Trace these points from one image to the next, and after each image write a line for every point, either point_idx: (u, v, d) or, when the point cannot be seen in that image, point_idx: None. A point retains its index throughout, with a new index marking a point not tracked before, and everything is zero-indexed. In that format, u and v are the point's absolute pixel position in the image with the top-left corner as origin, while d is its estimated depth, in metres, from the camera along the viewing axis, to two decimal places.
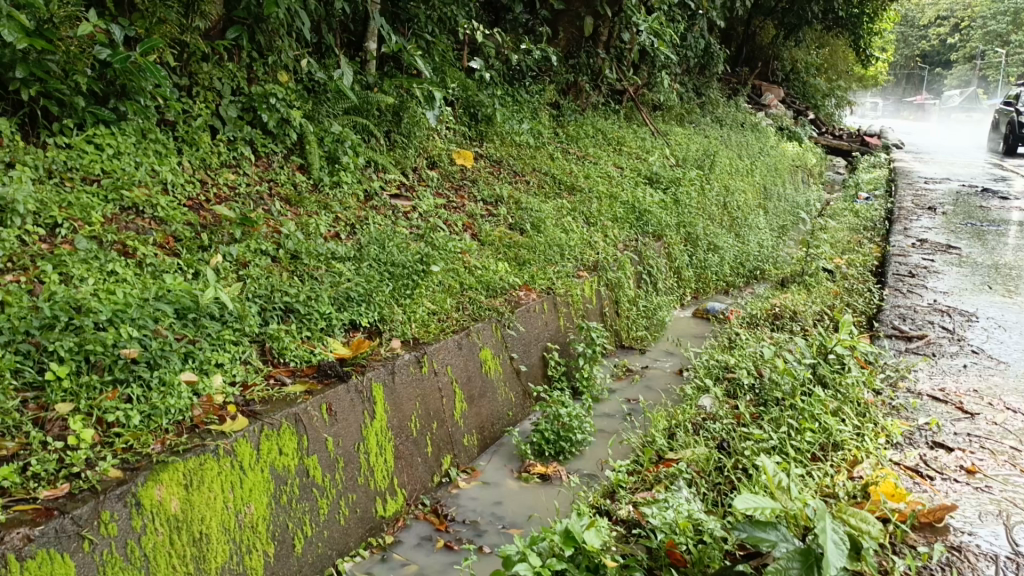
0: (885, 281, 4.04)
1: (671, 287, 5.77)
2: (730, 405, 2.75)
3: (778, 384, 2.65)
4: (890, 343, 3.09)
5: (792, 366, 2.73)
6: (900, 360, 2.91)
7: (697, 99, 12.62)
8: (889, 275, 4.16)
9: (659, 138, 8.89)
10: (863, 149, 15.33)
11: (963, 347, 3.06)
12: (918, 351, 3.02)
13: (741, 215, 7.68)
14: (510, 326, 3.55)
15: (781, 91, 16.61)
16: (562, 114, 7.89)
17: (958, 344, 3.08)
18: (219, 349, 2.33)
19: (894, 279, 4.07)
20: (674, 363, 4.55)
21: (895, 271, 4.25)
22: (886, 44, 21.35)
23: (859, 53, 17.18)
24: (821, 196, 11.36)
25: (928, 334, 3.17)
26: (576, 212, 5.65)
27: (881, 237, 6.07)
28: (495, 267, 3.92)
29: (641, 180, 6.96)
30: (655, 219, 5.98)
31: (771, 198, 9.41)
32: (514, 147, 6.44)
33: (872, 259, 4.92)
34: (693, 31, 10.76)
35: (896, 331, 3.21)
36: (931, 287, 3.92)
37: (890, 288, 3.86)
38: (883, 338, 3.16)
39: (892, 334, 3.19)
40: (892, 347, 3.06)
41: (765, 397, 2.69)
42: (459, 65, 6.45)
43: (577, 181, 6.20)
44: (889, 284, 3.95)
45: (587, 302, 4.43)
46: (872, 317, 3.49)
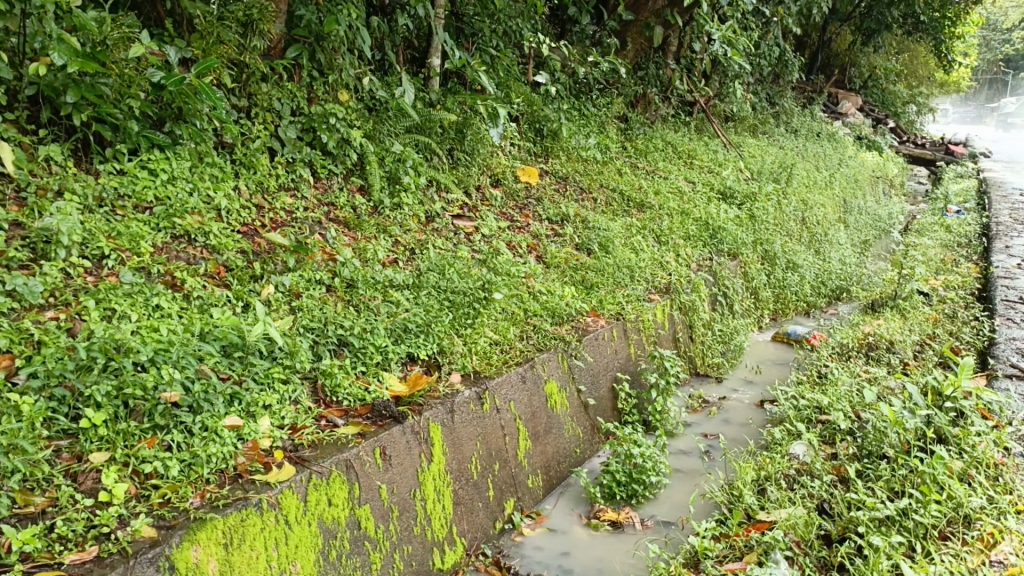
0: (995, 311, 3.69)
1: (747, 309, 5.46)
2: (825, 455, 2.50)
3: (884, 434, 2.37)
4: (1012, 388, 2.76)
5: (902, 414, 2.42)
6: None
7: (771, 109, 12.19)
8: (999, 305, 3.80)
9: (732, 150, 8.56)
10: (948, 158, 14.59)
11: None
12: None
13: (820, 230, 7.30)
14: (576, 356, 3.35)
15: (859, 99, 15.97)
16: (630, 128, 7.65)
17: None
18: (267, 390, 2.19)
19: (1005, 309, 3.71)
20: (754, 393, 4.26)
21: (1005, 298, 3.89)
22: (970, 49, 20.44)
23: (942, 58, 16.41)
24: (904, 209, 10.80)
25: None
26: (646, 230, 5.41)
27: (979, 257, 5.65)
28: (562, 292, 3.72)
29: (715, 195, 6.67)
30: (730, 237, 5.68)
31: (853, 211, 8.95)
32: (581, 162, 6.24)
33: (974, 282, 4.54)
34: (766, 39, 10.38)
35: (1017, 371, 2.89)
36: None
37: (1003, 320, 3.52)
38: (1002, 380, 2.83)
39: (1013, 375, 2.87)
40: (1015, 390, 2.74)
41: (869, 449, 2.41)
42: (524, 80, 6.29)
43: (647, 198, 5.96)
44: (1001, 316, 3.59)
45: (659, 328, 4.19)
46: (988, 356, 3.14)
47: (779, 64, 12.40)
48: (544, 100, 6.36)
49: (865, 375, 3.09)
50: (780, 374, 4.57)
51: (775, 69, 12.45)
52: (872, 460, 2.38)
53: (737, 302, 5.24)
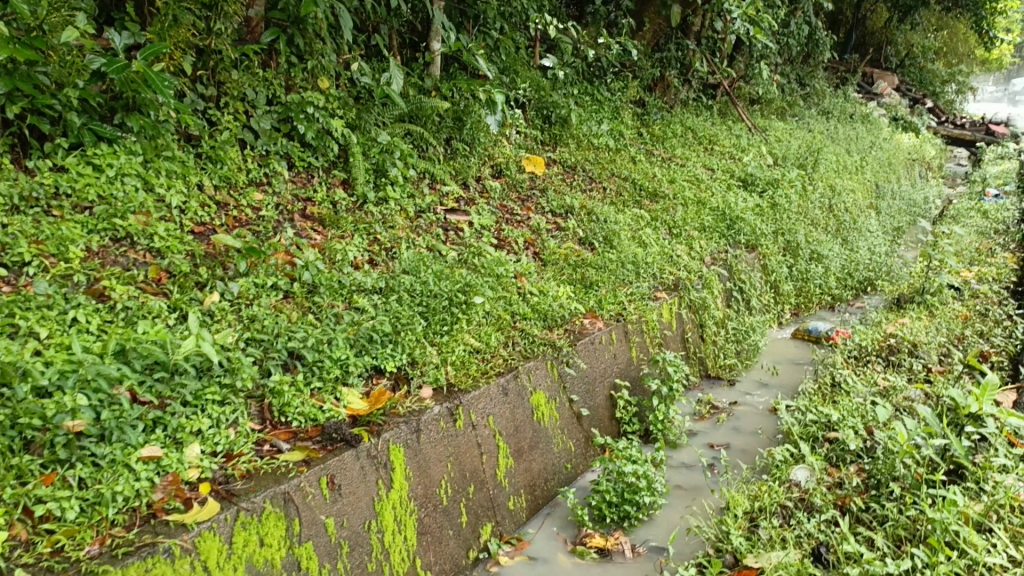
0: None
1: (766, 304, 5.15)
2: (828, 484, 2.24)
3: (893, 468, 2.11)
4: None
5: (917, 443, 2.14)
6: None
7: (801, 91, 11.74)
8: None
9: (756, 135, 8.19)
10: (989, 138, 13.97)
11: None
12: None
13: (849, 219, 6.93)
14: (568, 364, 3.09)
15: (894, 79, 15.38)
16: (648, 113, 7.33)
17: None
18: (198, 414, 1.98)
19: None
20: (769, 397, 3.96)
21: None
22: (1012, 25, 19.75)
23: (983, 35, 15.71)
24: (941, 193, 10.32)
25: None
26: (658, 222, 5.12)
27: (1017, 246, 5.24)
28: (556, 292, 3.46)
29: (735, 183, 6.34)
30: (748, 227, 5.37)
31: (885, 196, 8.53)
32: (592, 150, 5.95)
33: (1010, 276, 4.18)
34: (794, 17, 9.96)
35: None
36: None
37: None
38: None
39: None
40: None
41: (878, 476, 2.15)
42: (531, 64, 6.02)
43: (661, 187, 5.66)
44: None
45: (664, 329, 3.91)
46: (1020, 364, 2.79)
47: (809, 44, 11.91)
48: (553, 85, 6.08)
49: (883, 384, 2.80)
50: (798, 376, 4.26)
51: (805, 49, 11.97)
52: (881, 493, 2.11)
53: (754, 297, 4.93)
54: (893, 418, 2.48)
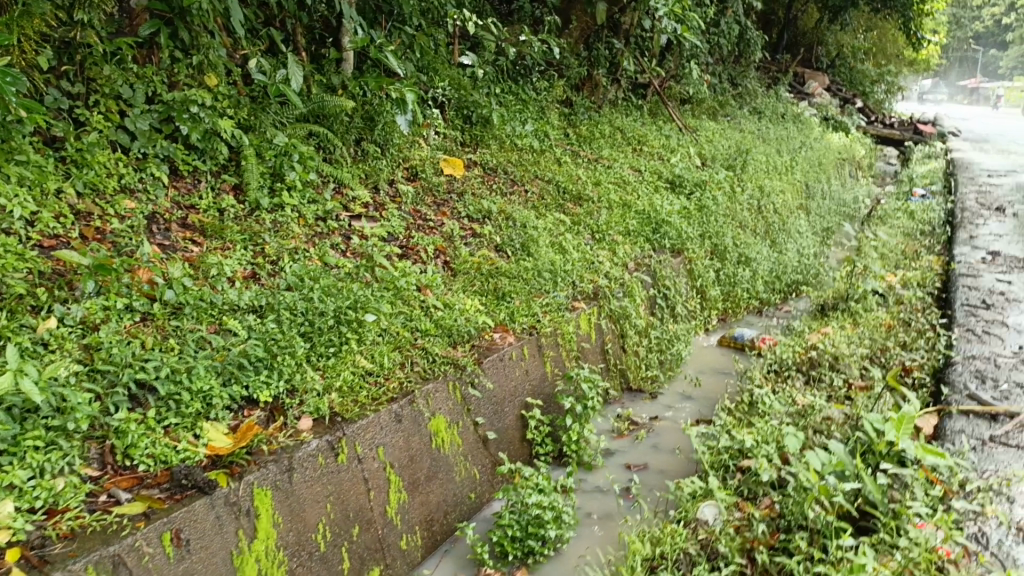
0: (953, 319, 3.22)
1: (691, 310, 5.05)
2: (737, 528, 2.10)
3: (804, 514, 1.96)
4: (967, 429, 2.33)
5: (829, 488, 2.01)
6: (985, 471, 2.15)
7: (733, 91, 11.78)
8: (956, 309, 3.33)
9: (686, 135, 8.12)
10: (915, 137, 14.26)
11: None
12: (1008, 446, 2.24)
13: (778, 220, 6.89)
14: (473, 384, 2.89)
15: (825, 78, 15.60)
16: (575, 113, 7.18)
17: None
18: (13, 463, 1.71)
19: (964, 316, 3.24)
20: (690, 410, 3.83)
21: (965, 302, 3.41)
22: (939, 26, 20.34)
23: (910, 35, 16.03)
24: (870, 193, 10.45)
25: (1018, 411, 2.38)
26: (580, 228, 4.96)
27: (941, 247, 5.19)
28: (462, 305, 3.26)
29: (664, 185, 6.22)
30: (674, 231, 5.25)
31: (815, 196, 8.53)
32: (515, 152, 5.77)
33: (932, 281, 4.09)
34: (724, 17, 9.95)
35: (976, 407, 2.42)
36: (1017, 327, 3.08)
37: (959, 331, 3.03)
38: (956, 421, 2.38)
39: (970, 414, 2.40)
40: (970, 438, 2.29)
41: (789, 522, 2.03)
42: (451, 62, 5.79)
43: (586, 190, 5.51)
44: (960, 326, 3.11)
45: (582, 341, 3.74)
46: (939, 379, 2.69)
47: (740, 44, 11.94)
48: (474, 84, 5.86)
49: (801, 403, 2.65)
50: (722, 386, 4.14)
51: (736, 49, 12.00)
52: (791, 540, 1.99)
53: (678, 304, 4.82)
54: (807, 442, 2.35)
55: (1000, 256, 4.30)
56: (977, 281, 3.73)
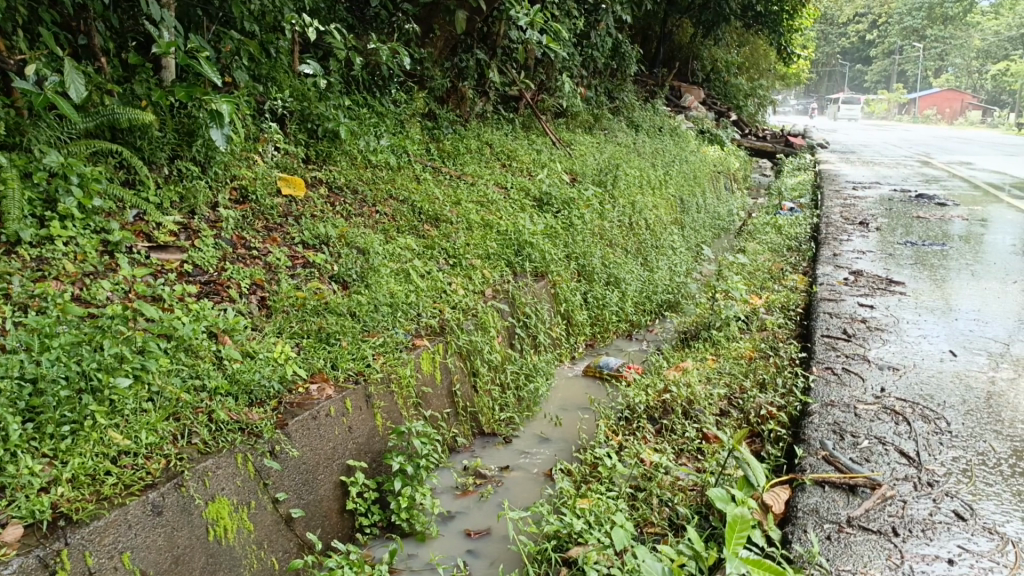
0: (813, 354, 2.96)
1: (555, 337, 4.73)
2: None
3: None
4: (821, 509, 1.95)
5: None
6: (840, 559, 1.74)
7: (610, 104, 11.72)
8: (817, 342, 3.08)
9: (559, 149, 7.89)
10: (787, 150, 14.65)
11: (938, 506, 1.92)
12: (870, 526, 1.86)
13: (650, 238, 6.71)
14: (271, 454, 2.40)
15: (701, 92, 15.88)
16: (438, 128, 6.80)
17: (931, 501, 1.94)
18: None
19: (824, 350, 2.98)
20: (547, 456, 3.45)
21: (826, 333, 3.17)
22: (806, 43, 21.25)
23: (780, 51, 16.52)
24: (744, 205, 10.55)
25: (880, 481, 2.02)
26: (434, 251, 4.56)
27: (807, 266, 5.07)
28: (269, 352, 2.76)
29: (530, 203, 5.91)
30: (536, 253, 4.93)
31: (690, 210, 8.46)
32: (368, 169, 5.33)
33: (797, 307, 3.88)
34: (596, 29, 9.82)
35: (837, 474, 2.07)
36: (878, 363, 2.82)
37: (819, 370, 2.78)
38: (808, 494, 2.02)
39: (831, 485, 2.04)
40: (825, 516, 1.92)
41: None
42: (292, 71, 5.29)
43: (444, 210, 5.12)
44: (818, 364, 2.85)
45: (423, 384, 3.31)
46: (797, 438, 2.36)
47: (615, 57, 11.91)
48: (321, 96, 5.39)
49: (646, 465, 2.35)
50: (584, 424, 3.79)
51: (612, 62, 11.97)
52: None
53: (540, 332, 4.48)
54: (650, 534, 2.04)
55: (862, 275, 4.16)
56: (839, 307, 3.52)
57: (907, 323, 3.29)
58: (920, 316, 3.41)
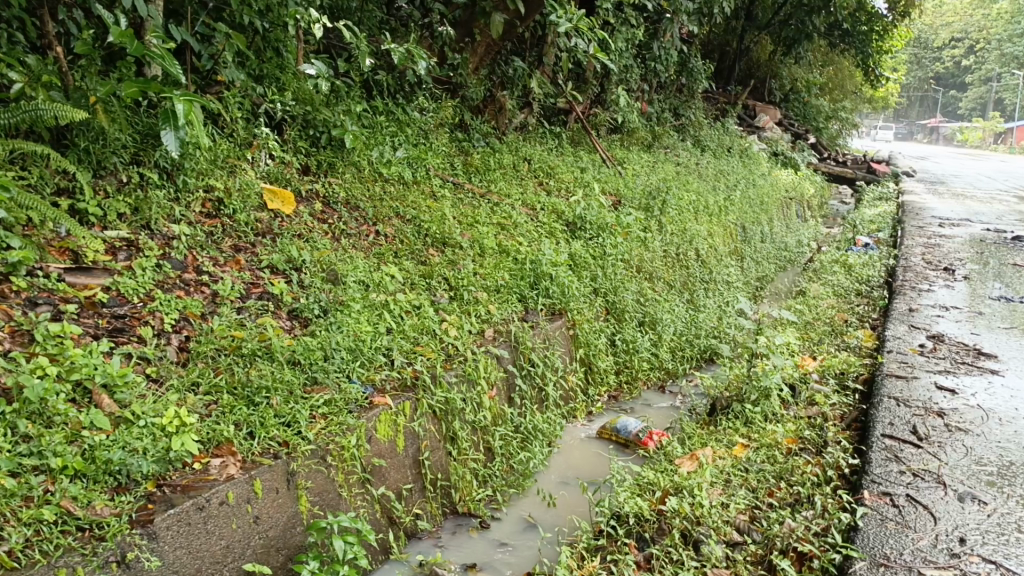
0: (867, 466, 2.21)
1: (568, 388, 4.07)
2: None
3: None
4: None
5: None
6: None
7: (675, 120, 10.98)
8: (875, 445, 2.32)
9: (607, 167, 7.23)
10: (868, 176, 13.61)
11: None
12: None
13: (699, 272, 6.00)
14: (119, 566, 1.82)
15: (777, 111, 14.93)
16: (469, 141, 6.24)
17: None
18: None
19: (883, 460, 2.22)
20: (527, 551, 2.78)
21: (889, 431, 2.41)
22: (895, 64, 20.09)
23: (866, 72, 15.45)
24: (815, 235, 9.66)
25: None
26: (432, 281, 3.98)
27: (876, 321, 4.26)
28: (159, 416, 2.18)
29: (562, 228, 5.28)
30: (553, 288, 4.32)
31: (752, 239, 7.68)
32: (376, 184, 4.81)
33: (857, 382, 3.11)
34: (660, 40, 9.12)
35: None
36: (957, 490, 2.06)
37: (874, 499, 2.04)
38: None
39: None
40: None
41: None
42: (297, 71, 4.78)
43: (455, 232, 4.53)
44: (873, 485, 2.10)
45: (377, 455, 2.68)
46: None
47: (682, 72, 11.17)
48: (329, 100, 4.87)
49: None
50: (583, 506, 3.11)
51: (679, 78, 11.22)
52: None
53: (548, 383, 3.82)
54: None
55: (943, 341, 3.34)
56: (910, 388, 2.74)
57: (1000, 420, 2.49)
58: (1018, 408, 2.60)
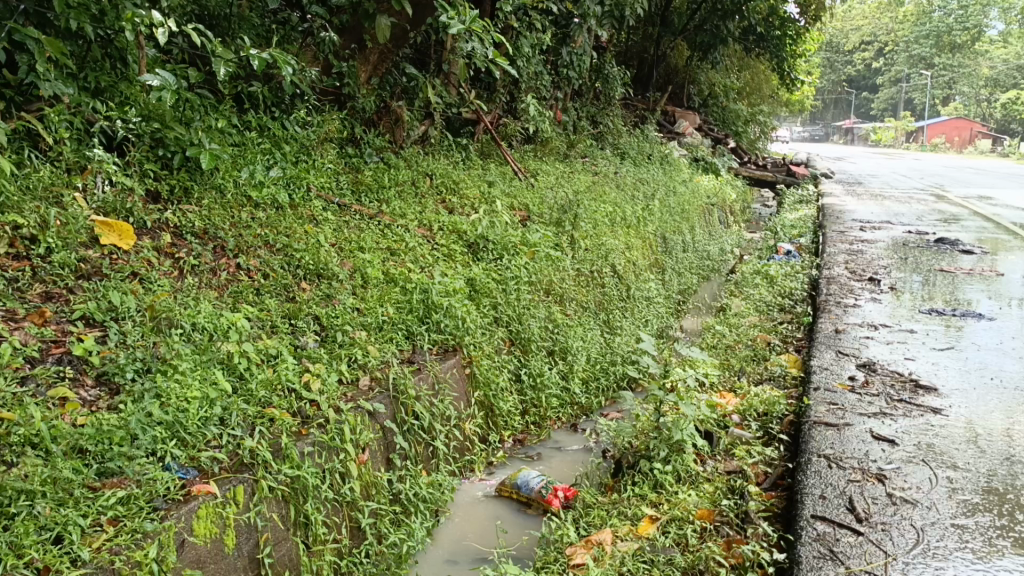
0: (797, 570, 1.73)
1: (464, 437, 3.55)
2: None
3: None
4: None
5: None
6: None
7: (593, 128, 10.60)
8: (804, 536, 1.85)
9: (517, 180, 6.75)
10: (787, 180, 13.51)
11: None
12: None
13: (615, 290, 5.57)
14: None
15: (697, 117, 14.76)
16: (361, 156, 5.68)
17: None
18: None
19: (816, 561, 1.75)
20: None
21: (820, 511, 1.94)
22: (810, 68, 20.37)
23: (781, 76, 15.45)
24: (739, 242, 9.40)
25: None
26: (297, 322, 3.40)
27: (801, 344, 3.86)
28: None
29: (462, 250, 4.76)
30: (445, 321, 3.79)
31: (673, 249, 7.32)
32: (242, 210, 4.21)
33: (784, 432, 2.66)
34: (570, 46, 8.73)
35: None
36: None
37: None
38: None
39: None
40: None
41: None
42: (143, 84, 4.17)
43: (332, 258, 3.97)
44: None
45: (194, 564, 2.11)
46: None
47: (598, 78, 10.83)
48: (183, 116, 4.27)
49: None
50: None
51: (595, 84, 10.87)
52: None
53: (436, 437, 3.28)
54: None
55: (875, 373, 2.93)
56: (842, 443, 2.30)
57: (952, 482, 2.04)
58: (969, 460, 2.17)
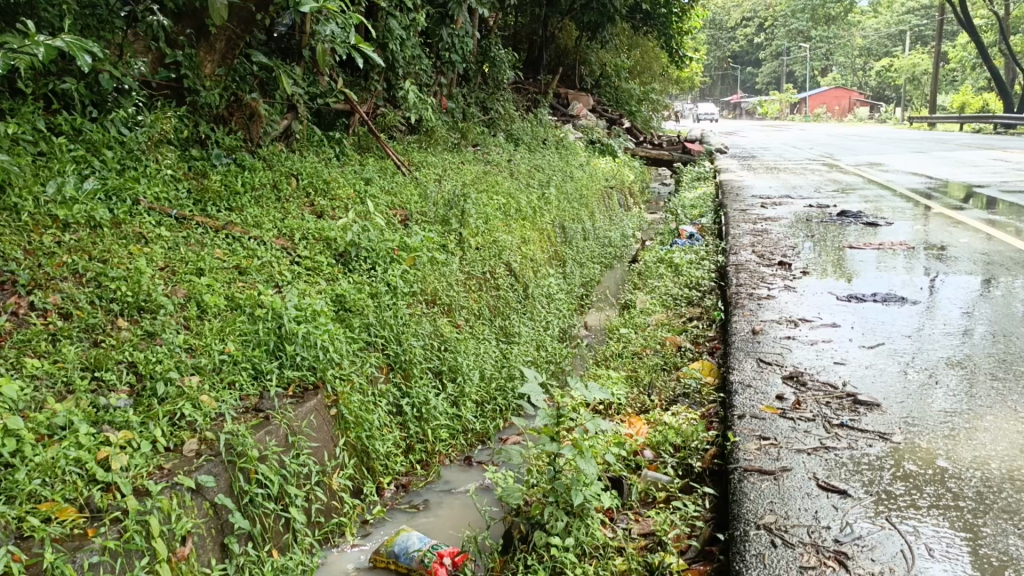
0: None
1: (331, 494, 2.93)
2: None
3: None
4: None
5: None
6: None
7: (483, 114, 10.01)
8: None
9: (397, 174, 6.08)
10: (685, 157, 13.27)
11: None
12: None
13: (511, 292, 5.01)
14: None
15: (590, 98, 14.38)
16: (208, 158, 4.92)
17: None
18: None
19: None
20: None
21: None
22: (698, 44, 20.37)
23: (671, 53, 15.23)
24: (640, 226, 9.02)
25: None
26: (103, 374, 2.70)
27: (716, 347, 3.43)
28: None
29: (328, 262, 4.10)
30: (302, 354, 3.14)
31: (573, 240, 6.83)
32: (44, 232, 3.45)
33: (709, 482, 2.20)
34: (448, 26, 8.09)
35: None
36: None
37: None
38: None
39: None
40: None
41: None
42: None
43: (158, 286, 3.25)
44: None
45: None
46: None
47: (484, 61, 10.24)
48: None
49: None
50: None
51: (481, 67, 10.27)
52: None
53: (291, 503, 2.65)
54: None
55: (806, 388, 2.51)
56: (783, 503, 1.85)
57: (928, 552, 1.62)
58: (940, 513, 1.75)
